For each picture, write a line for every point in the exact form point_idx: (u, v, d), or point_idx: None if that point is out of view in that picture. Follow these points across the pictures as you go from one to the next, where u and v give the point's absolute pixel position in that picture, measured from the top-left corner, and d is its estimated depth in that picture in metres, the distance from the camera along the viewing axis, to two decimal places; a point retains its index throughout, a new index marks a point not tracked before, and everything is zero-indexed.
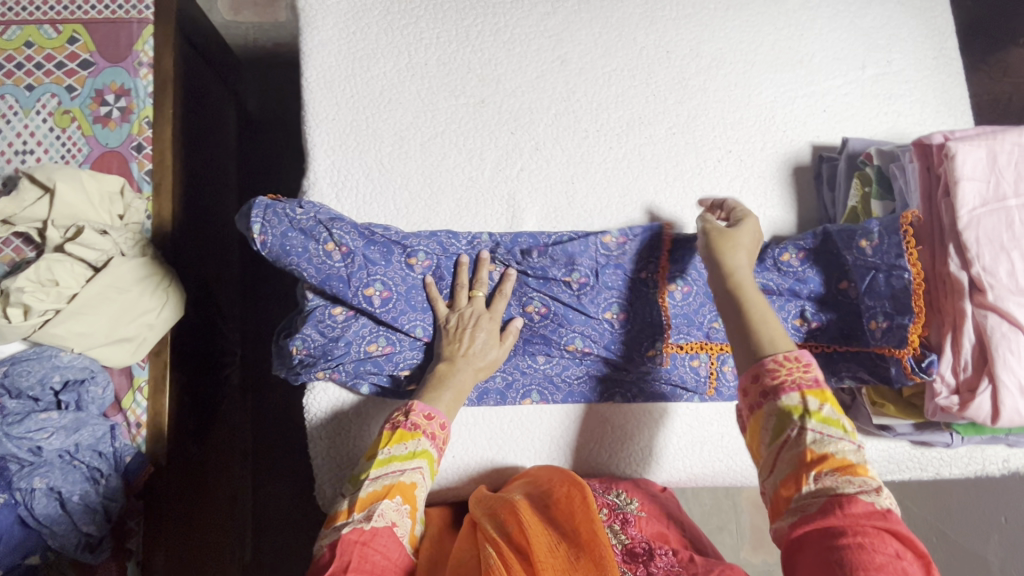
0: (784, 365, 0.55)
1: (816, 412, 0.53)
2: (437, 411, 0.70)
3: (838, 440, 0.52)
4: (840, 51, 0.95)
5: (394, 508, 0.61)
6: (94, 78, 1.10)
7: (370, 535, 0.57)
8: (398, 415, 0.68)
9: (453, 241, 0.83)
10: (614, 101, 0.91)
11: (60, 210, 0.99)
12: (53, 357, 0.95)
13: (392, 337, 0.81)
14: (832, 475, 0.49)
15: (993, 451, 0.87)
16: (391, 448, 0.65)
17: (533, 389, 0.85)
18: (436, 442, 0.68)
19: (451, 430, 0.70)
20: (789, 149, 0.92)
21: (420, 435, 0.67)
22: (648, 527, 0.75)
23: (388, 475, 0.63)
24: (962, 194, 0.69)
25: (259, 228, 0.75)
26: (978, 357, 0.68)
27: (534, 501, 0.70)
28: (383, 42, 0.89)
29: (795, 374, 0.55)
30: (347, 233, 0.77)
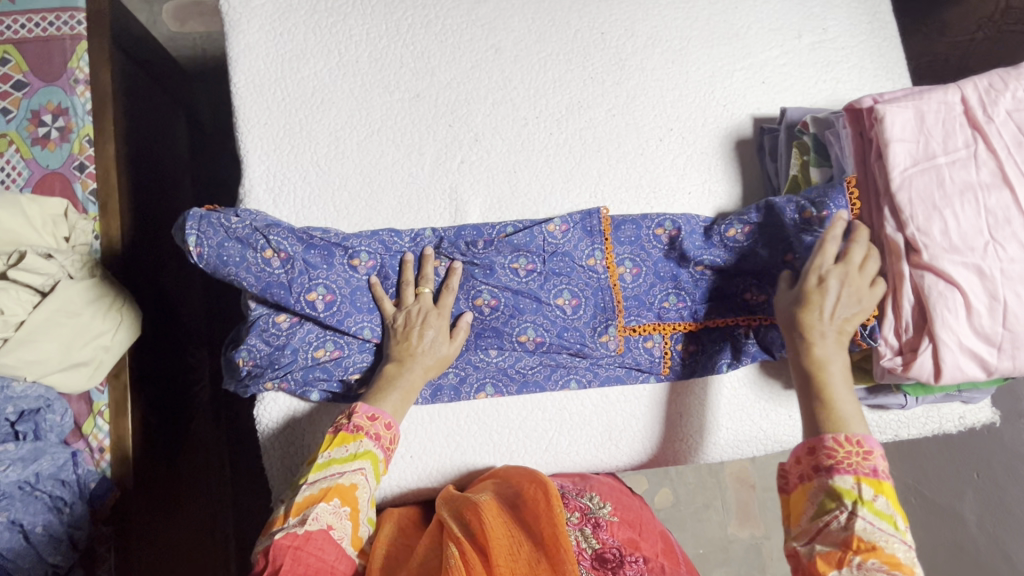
0: (844, 447, 0.60)
1: (870, 501, 0.58)
2: (382, 411, 0.69)
3: (888, 533, 0.56)
4: (775, 21, 0.95)
5: (331, 511, 0.61)
6: (28, 99, 1.07)
7: (302, 539, 0.59)
8: (341, 418, 0.68)
9: (395, 240, 0.82)
10: (552, 86, 0.90)
11: (1, 236, 0.97)
12: (6, 388, 0.93)
13: (339, 341, 0.80)
14: (876, 563, 0.54)
15: (949, 408, 0.88)
16: (330, 451, 0.65)
17: (487, 382, 0.83)
18: (380, 442, 0.68)
19: (397, 430, 0.70)
20: (730, 123, 0.92)
21: (363, 436, 0.67)
22: (620, 532, 0.75)
23: (327, 478, 0.63)
24: (893, 156, 0.69)
25: (195, 240, 0.72)
26: (918, 317, 0.68)
27: (501, 499, 0.70)
28: (312, 42, 0.87)
29: (853, 460, 0.60)
30: (285, 238, 0.75)
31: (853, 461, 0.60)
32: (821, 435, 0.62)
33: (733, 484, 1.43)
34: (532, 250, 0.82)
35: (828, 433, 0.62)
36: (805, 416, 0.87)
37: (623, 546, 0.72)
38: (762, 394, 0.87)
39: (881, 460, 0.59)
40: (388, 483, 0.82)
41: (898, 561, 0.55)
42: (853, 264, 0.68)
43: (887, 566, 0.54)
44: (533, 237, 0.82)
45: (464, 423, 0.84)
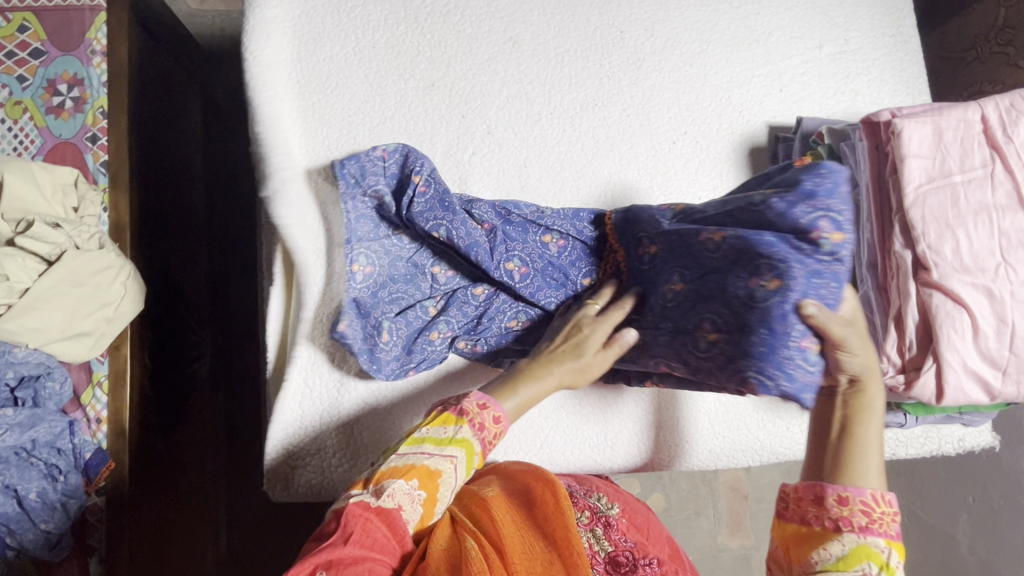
0: (879, 506, 0.53)
1: (892, 567, 0.51)
2: (494, 402, 0.64)
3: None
4: (797, 29, 0.94)
5: (405, 491, 0.57)
6: (45, 67, 1.07)
7: (374, 513, 0.55)
8: (454, 398, 0.65)
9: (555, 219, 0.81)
10: (567, 82, 0.89)
11: (10, 203, 0.96)
12: (7, 354, 0.92)
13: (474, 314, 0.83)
14: None
15: (948, 430, 0.87)
16: (430, 428, 0.61)
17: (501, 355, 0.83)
18: (483, 436, 0.62)
19: (505, 427, 0.64)
20: (744, 131, 0.91)
21: (465, 422, 0.62)
22: (630, 533, 0.74)
23: (415, 454, 0.59)
24: (908, 171, 0.68)
25: (380, 157, 0.80)
26: (922, 336, 0.67)
27: (508, 501, 0.68)
28: (329, 25, 0.87)
29: (885, 520, 0.53)
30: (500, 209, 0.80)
31: (885, 522, 0.53)
32: (860, 486, 0.54)
33: (726, 493, 1.43)
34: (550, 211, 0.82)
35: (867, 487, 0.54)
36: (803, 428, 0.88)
37: (635, 547, 0.71)
38: (760, 404, 0.87)
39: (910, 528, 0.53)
40: None
41: None
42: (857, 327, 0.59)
43: None
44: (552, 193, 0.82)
45: None
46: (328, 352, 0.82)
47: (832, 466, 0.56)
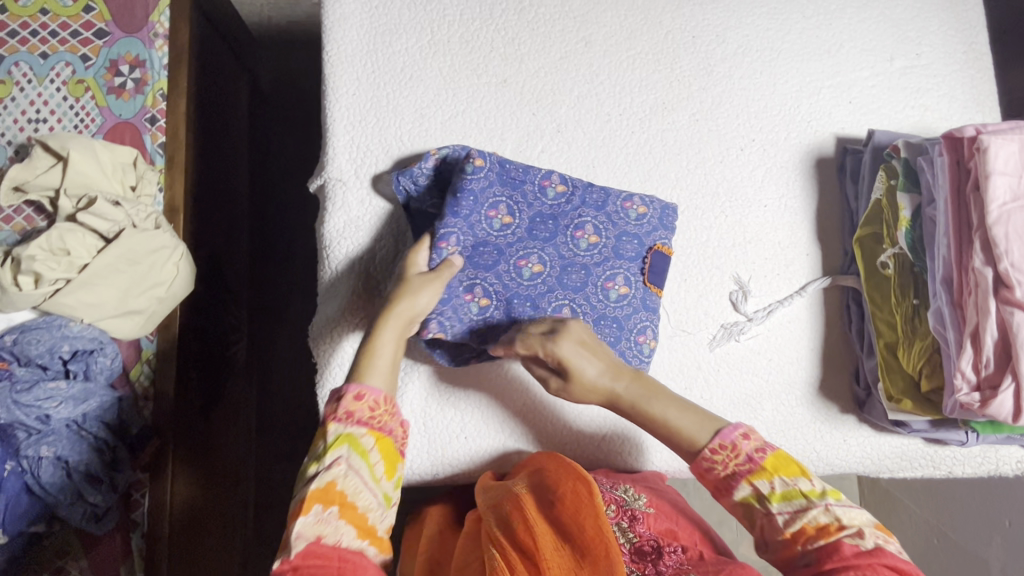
0: (718, 455, 0.65)
1: (771, 493, 0.62)
2: (367, 387, 0.64)
3: (805, 510, 0.60)
4: (869, 41, 0.93)
5: (312, 522, 0.56)
6: (109, 48, 1.08)
7: (296, 562, 0.54)
8: (327, 407, 0.63)
9: (618, 200, 0.83)
10: (638, 85, 0.89)
11: (72, 179, 0.98)
12: (63, 327, 0.94)
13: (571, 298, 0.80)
14: (815, 541, 0.58)
15: (1007, 451, 0.86)
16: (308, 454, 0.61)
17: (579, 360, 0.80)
18: (355, 419, 0.62)
19: (386, 396, 0.64)
20: (812, 141, 0.91)
21: (333, 422, 0.61)
22: (656, 523, 0.75)
23: (308, 484, 0.59)
24: (993, 188, 0.68)
25: (444, 154, 0.80)
26: (1001, 354, 0.67)
27: (540, 497, 0.69)
28: (406, 18, 0.88)
29: (729, 461, 0.64)
30: (579, 187, 0.83)
31: (728, 462, 0.64)
32: (696, 459, 0.66)
33: None
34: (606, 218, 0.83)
35: (702, 450, 0.66)
36: (860, 442, 0.86)
37: (661, 537, 0.72)
38: (818, 414, 0.85)
39: (750, 448, 0.64)
40: (442, 462, 0.83)
41: (831, 528, 0.59)
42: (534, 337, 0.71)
43: (823, 538, 0.58)
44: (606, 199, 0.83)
45: (528, 408, 0.85)
46: None
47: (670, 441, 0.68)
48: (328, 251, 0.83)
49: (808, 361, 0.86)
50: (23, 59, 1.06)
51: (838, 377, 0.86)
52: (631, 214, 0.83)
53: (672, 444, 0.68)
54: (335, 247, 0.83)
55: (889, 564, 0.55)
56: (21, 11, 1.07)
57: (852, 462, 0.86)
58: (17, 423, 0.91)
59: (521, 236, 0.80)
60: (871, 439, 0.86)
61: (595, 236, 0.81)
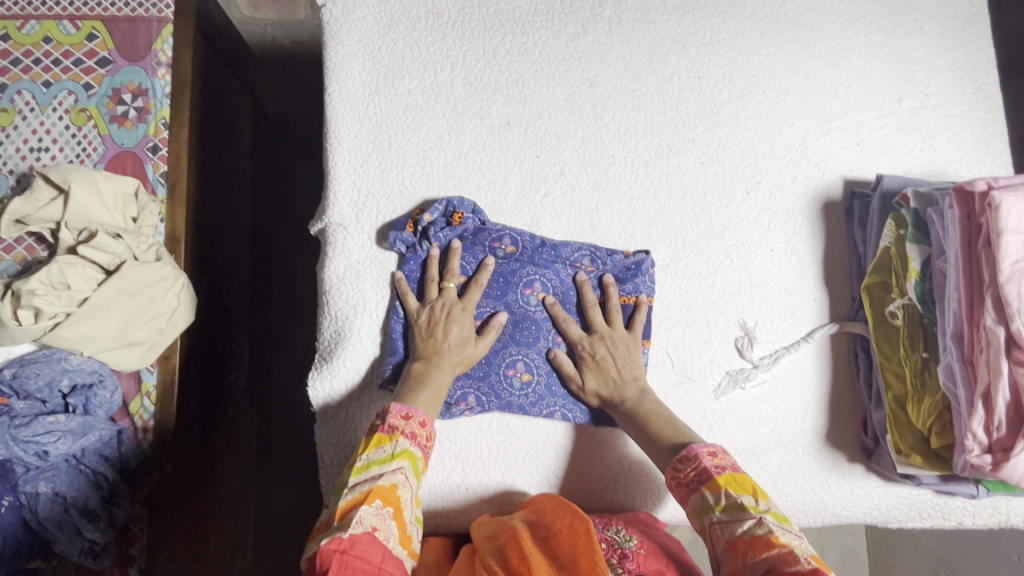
0: (682, 468, 0.68)
1: (716, 505, 0.63)
2: (415, 410, 0.69)
3: (744, 522, 0.61)
4: (877, 82, 0.92)
5: (373, 513, 0.60)
6: (112, 76, 1.07)
7: (349, 543, 0.56)
8: (375, 420, 0.68)
9: (568, 261, 0.84)
10: (643, 127, 0.88)
11: (73, 211, 0.97)
12: (63, 360, 0.94)
13: (524, 354, 0.83)
14: (754, 556, 0.58)
15: (1018, 502, 0.84)
16: (369, 453, 0.65)
17: (556, 411, 0.83)
18: (417, 441, 0.68)
19: (432, 428, 0.70)
20: (820, 184, 0.89)
21: (400, 436, 0.67)
22: (648, 563, 0.72)
23: (367, 481, 0.62)
24: (1005, 246, 0.66)
25: (433, 214, 0.82)
26: (1013, 416, 0.66)
27: (534, 531, 0.69)
28: (409, 59, 0.87)
29: (690, 474, 0.67)
30: (529, 245, 0.84)
31: (689, 475, 0.67)
32: (666, 467, 0.70)
33: None
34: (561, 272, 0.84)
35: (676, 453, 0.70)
36: (868, 492, 0.84)
37: None
38: (825, 464, 0.84)
39: (706, 463, 0.66)
40: (442, 508, 0.81)
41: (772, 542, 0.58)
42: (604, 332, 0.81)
43: (762, 551, 0.58)
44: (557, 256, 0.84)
45: (529, 456, 0.83)
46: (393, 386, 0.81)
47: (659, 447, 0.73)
48: (328, 296, 0.81)
49: (816, 410, 0.85)
50: (26, 88, 1.06)
51: (845, 427, 0.85)
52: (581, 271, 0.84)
53: (657, 449, 0.73)
54: (335, 293, 0.81)
55: None
56: (24, 40, 1.07)
57: (860, 513, 0.84)
58: (15, 460, 0.90)
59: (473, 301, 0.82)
60: (879, 489, 0.84)
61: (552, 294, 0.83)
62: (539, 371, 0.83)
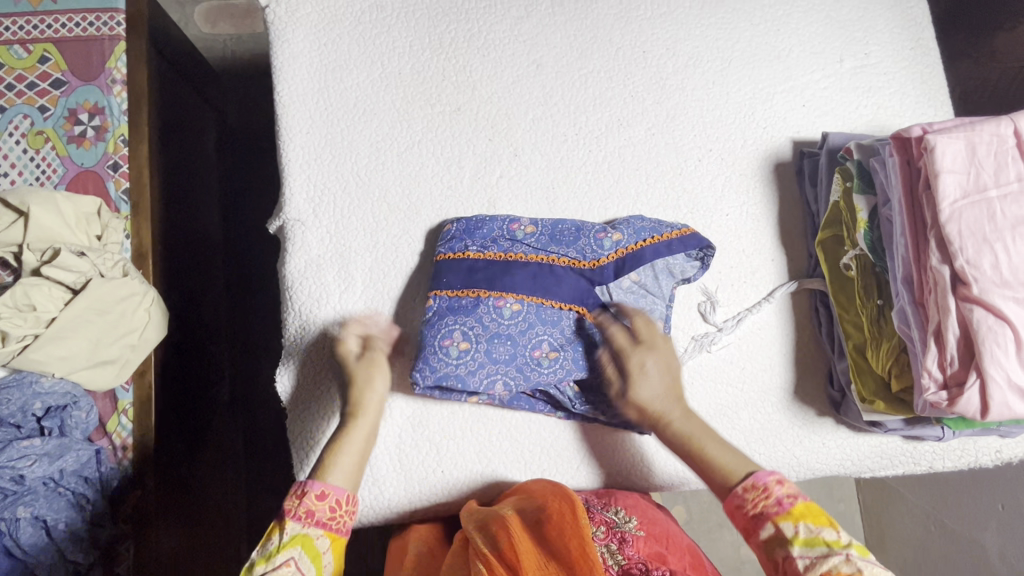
0: (750, 494, 0.65)
1: (794, 536, 0.60)
2: (330, 486, 0.63)
3: (827, 558, 0.57)
4: (817, 45, 0.94)
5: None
6: (67, 97, 1.06)
7: None
8: (289, 501, 0.61)
9: (591, 236, 0.81)
10: (592, 103, 0.90)
11: (35, 233, 0.95)
12: (35, 383, 0.91)
13: (549, 333, 0.78)
14: None
15: (985, 442, 0.86)
16: (265, 543, 0.59)
17: (499, 378, 0.76)
18: (314, 518, 0.61)
19: (353, 504, 0.64)
20: (769, 146, 0.91)
21: (290, 519, 0.60)
22: (646, 546, 0.72)
23: (267, 574, 0.56)
24: (943, 187, 0.68)
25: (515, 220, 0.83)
26: (964, 351, 0.67)
27: (525, 516, 0.68)
28: (355, 52, 0.88)
29: (761, 502, 0.64)
30: (550, 226, 0.82)
31: (760, 503, 0.64)
32: (732, 492, 0.66)
33: None
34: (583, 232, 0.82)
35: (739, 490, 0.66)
36: (838, 443, 0.85)
37: (649, 560, 0.69)
38: (796, 420, 0.85)
39: (780, 491, 0.63)
40: (418, 495, 0.81)
41: None
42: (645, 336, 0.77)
43: None
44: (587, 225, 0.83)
45: (501, 435, 0.83)
46: None
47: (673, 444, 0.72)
48: (290, 292, 0.82)
49: (782, 367, 0.86)
50: None
51: (812, 382, 0.86)
52: (607, 244, 0.81)
53: (712, 482, 0.69)
54: (297, 289, 0.82)
55: None
56: None
57: (832, 465, 0.86)
58: None
59: (490, 272, 0.78)
60: (850, 441, 0.86)
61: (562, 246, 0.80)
62: (565, 347, 0.78)
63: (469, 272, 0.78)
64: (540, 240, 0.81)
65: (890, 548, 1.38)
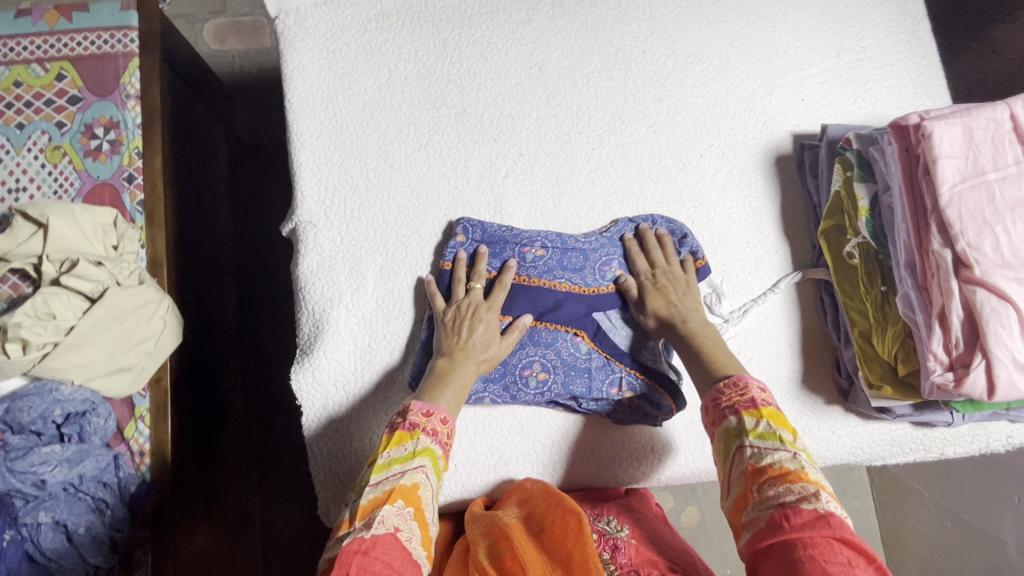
0: (726, 391, 0.67)
1: (752, 430, 0.62)
2: (436, 407, 0.69)
3: (776, 451, 0.59)
4: (814, 40, 0.96)
5: (395, 513, 0.58)
6: (83, 113, 1.10)
7: (370, 544, 0.53)
8: (397, 417, 0.67)
9: (596, 265, 0.85)
10: (594, 103, 0.92)
11: (54, 244, 0.97)
12: (54, 391, 0.92)
13: (542, 354, 0.83)
14: (774, 485, 0.57)
15: (996, 427, 0.86)
16: (391, 451, 0.63)
17: (486, 396, 0.82)
18: (438, 438, 0.67)
19: (453, 424, 0.69)
20: (769, 140, 0.93)
21: (421, 433, 0.66)
22: (639, 553, 0.73)
23: (389, 479, 0.61)
24: (942, 171, 0.69)
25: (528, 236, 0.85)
26: (969, 332, 0.68)
27: (527, 524, 0.71)
28: (362, 60, 0.90)
29: (735, 397, 0.65)
30: (558, 246, 0.85)
31: (733, 398, 0.66)
32: (710, 390, 0.69)
33: None
34: (590, 257, 0.85)
35: (718, 383, 0.69)
36: (848, 431, 0.86)
37: (641, 567, 0.71)
38: (804, 409, 0.86)
39: (755, 391, 0.65)
40: None
41: (790, 473, 0.57)
42: (669, 265, 0.83)
43: (782, 482, 0.56)
44: (599, 247, 0.86)
45: (514, 429, 0.84)
46: (375, 375, 0.83)
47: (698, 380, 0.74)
48: (304, 292, 0.84)
49: (789, 357, 0.87)
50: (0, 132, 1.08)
51: (820, 370, 0.87)
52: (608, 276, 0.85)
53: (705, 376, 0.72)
54: (311, 289, 0.84)
55: (844, 538, 0.50)
56: None
57: (843, 453, 0.86)
58: (14, 492, 0.89)
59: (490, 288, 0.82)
60: (859, 429, 0.86)
61: (563, 272, 0.84)
62: (555, 371, 0.83)
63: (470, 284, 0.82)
64: (545, 260, 0.84)
65: (908, 546, 1.36)
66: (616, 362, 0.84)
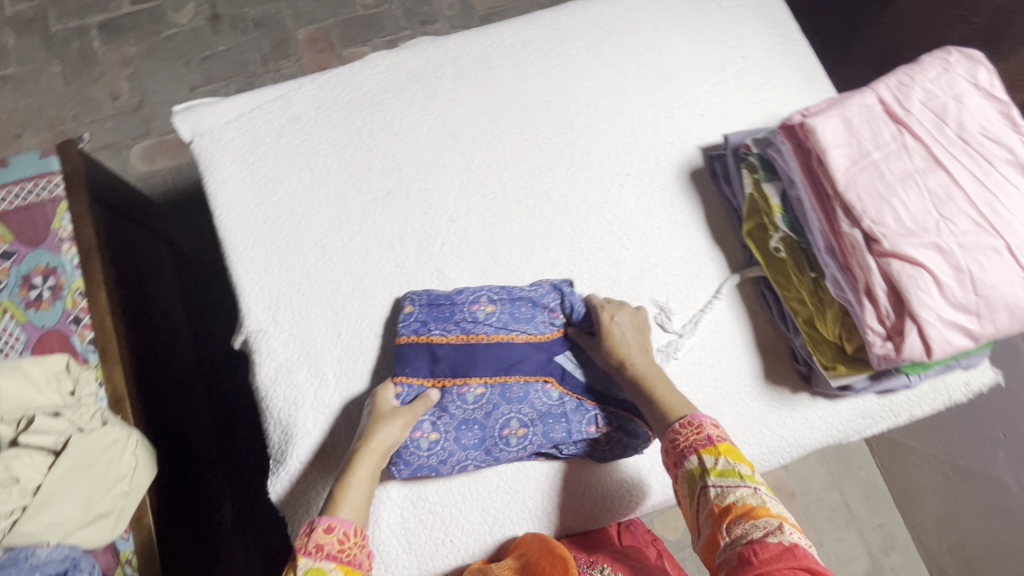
0: (682, 433, 0.73)
1: (712, 468, 0.68)
2: (319, 518, 0.68)
3: (739, 487, 0.66)
4: (699, 59, 1.03)
5: None
6: (18, 265, 1.09)
7: None
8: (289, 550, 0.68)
9: (547, 312, 0.87)
10: (511, 158, 0.96)
11: (5, 404, 0.91)
12: (30, 556, 0.84)
13: (517, 410, 0.82)
14: (740, 521, 0.63)
15: (953, 378, 0.90)
16: None
17: (470, 463, 0.81)
18: (323, 549, 0.66)
19: (342, 526, 0.68)
20: (680, 158, 0.98)
21: (302, 555, 0.65)
22: None
23: None
24: (833, 160, 0.74)
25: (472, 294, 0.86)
26: (895, 302, 0.72)
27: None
28: (283, 164, 0.93)
29: (692, 437, 0.72)
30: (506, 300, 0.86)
31: (692, 440, 0.71)
32: (667, 434, 0.75)
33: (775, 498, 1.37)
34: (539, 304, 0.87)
35: (670, 430, 0.74)
36: (820, 415, 0.88)
37: None
38: (774, 402, 0.88)
39: (710, 430, 0.71)
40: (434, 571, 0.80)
41: (750, 507, 0.64)
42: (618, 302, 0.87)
43: (745, 517, 0.63)
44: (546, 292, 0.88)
45: (503, 489, 0.84)
46: None
47: (658, 412, 0.78)
48: (266, 401, 0.84)
49: (747, 357, 0.90)
50: None
51: (778, 363, 0.90)
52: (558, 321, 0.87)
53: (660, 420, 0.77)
54: (271, 396, 0.84)
55: (806, 566, 0.57)
56: None
57: (821, 437, 0.89)
58: None
59: (454, 358, 0.83)
60: (830, 410, 0.89)
61: (516, 323, 0.85)
62: (534, 423, 0.82)
63: (432, 359, 0.83)
64: (497, 315, 0.85)
65: (921, 501, 1.35)
66: (588, 402, 0.85)
